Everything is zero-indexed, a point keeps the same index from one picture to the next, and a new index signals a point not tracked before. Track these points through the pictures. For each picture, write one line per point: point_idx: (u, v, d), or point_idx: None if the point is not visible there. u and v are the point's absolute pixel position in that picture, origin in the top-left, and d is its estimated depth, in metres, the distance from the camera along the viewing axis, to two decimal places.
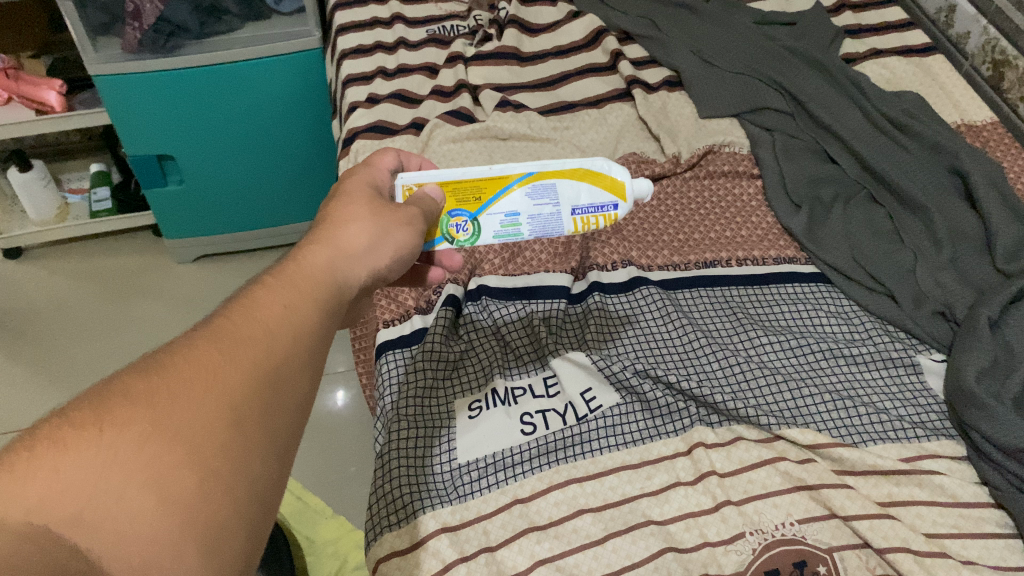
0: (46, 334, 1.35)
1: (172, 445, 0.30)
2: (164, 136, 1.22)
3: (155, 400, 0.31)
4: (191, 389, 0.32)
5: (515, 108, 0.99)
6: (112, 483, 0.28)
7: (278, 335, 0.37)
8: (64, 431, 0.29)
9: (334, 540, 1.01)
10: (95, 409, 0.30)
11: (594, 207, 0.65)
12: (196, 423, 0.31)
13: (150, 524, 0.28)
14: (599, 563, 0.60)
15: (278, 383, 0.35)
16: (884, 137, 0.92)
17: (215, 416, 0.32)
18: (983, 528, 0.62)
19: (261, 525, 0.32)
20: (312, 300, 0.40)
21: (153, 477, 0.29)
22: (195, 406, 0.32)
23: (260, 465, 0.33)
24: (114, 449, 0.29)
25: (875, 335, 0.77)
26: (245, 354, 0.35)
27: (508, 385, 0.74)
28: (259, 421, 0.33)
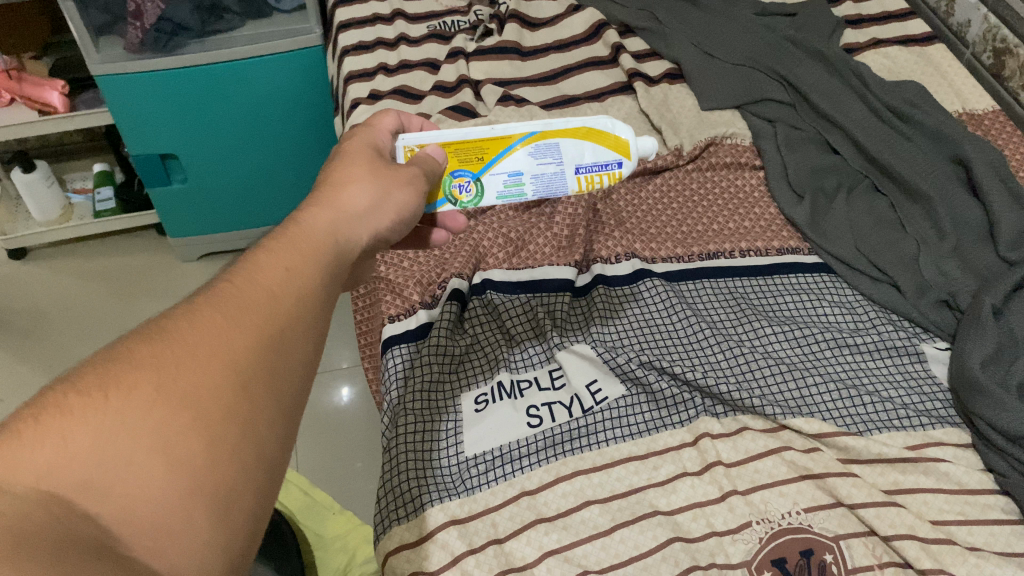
0: (53, 333, 1.36)
1: (178, 409, 0.30)
2: (167, 132, 1.21)
3: (161, 365, 0.31)
4: (197, 356, 0.32)
5: (516, 102, 1.00)
6: (120, 448, 0.28)
7: (282, 312, 0.36)
8: (70, 397, 0.29)
9: (343, 534, 1.02)
10: (100, 375, 0.30)
11: (598, 165, 0.66)
12: (202, 387, 0.31)
13: (158, 489, 0.28)
14: (607, 553, 0.61)
15: (283, 352, 0.35)
16: (886, 127, 0.92)
17: (224, 382, 0.32)
18: (989, 515, 0.62)
19: (270, 487, 0.32)
20: (319, 279, 0.40)
21: (160, 442, 0.29)
22: (201, 368, 0.32)
23: (267, 430, 0.33)
24: (119, 414, 0.29)
25: (878, 323, 0.77)
26: (251, 318, 0.35)
27: (513, 378, 0.74)
28: (265, 385, 0.33)
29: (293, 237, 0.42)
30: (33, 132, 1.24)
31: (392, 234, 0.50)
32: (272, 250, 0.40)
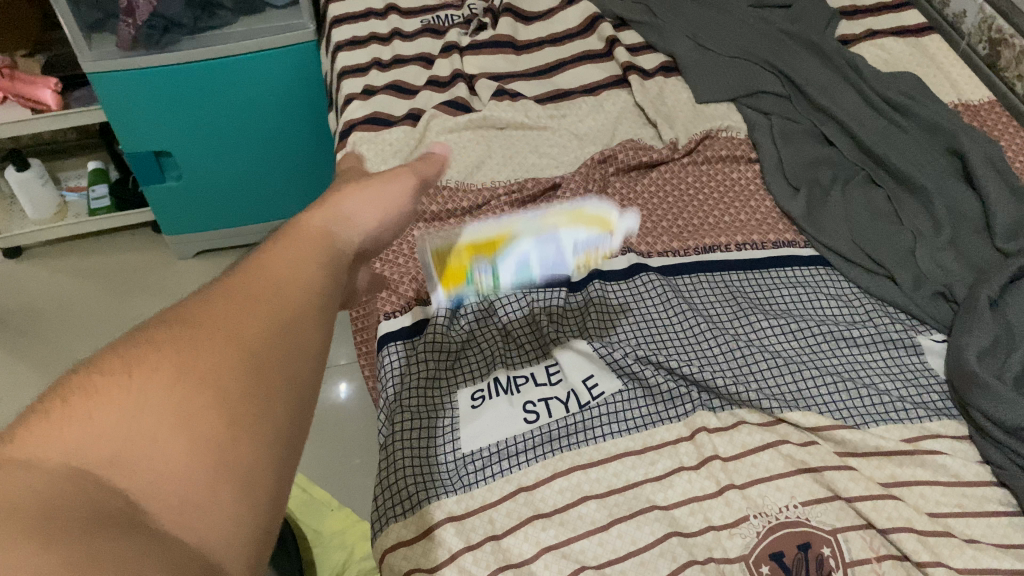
0: (48, 332, 1.35)
1: (197, 388, 0.31)
2: (165, 131, 1.21)
3: (179, 352, 0.32)
4: (213, 339, 0.33)
5: (511, 97, 1.00)
6: (145, 425, 0.29)
7: (294, 298, 0.37)
8: (94, 383, 0.30)
9: (341, 532, 1.02)
10: (122, 361, 0.31)
11: None
12: (220, 367, 0.32)
13: (182, 463, 0.29)
14: (605, 549, 0.61)
15: (293, 335, 0.35)
16: (882, 119, 0.92)
17: (240, 361, 0.32)
18: (985, 507, 0.62)
19: (291, 461, 0.32)
20: (318, 266, 0.40)
21: (183, 419, 0.30)
22: (218, 351, 0.32)
23: (287, 408, 0.33)
24: (143, 393, 0.30)
25: (875, 315, 0.77)
26: (262, 304, 0.35)
27: (510, 374, 0.74)
28: (282, 365, 0.34)
29: (290, 233, 0.42)
30: (26, 129, 1.24)
31: (401, 227, 0.50)
32: (271, 248, 0.40)
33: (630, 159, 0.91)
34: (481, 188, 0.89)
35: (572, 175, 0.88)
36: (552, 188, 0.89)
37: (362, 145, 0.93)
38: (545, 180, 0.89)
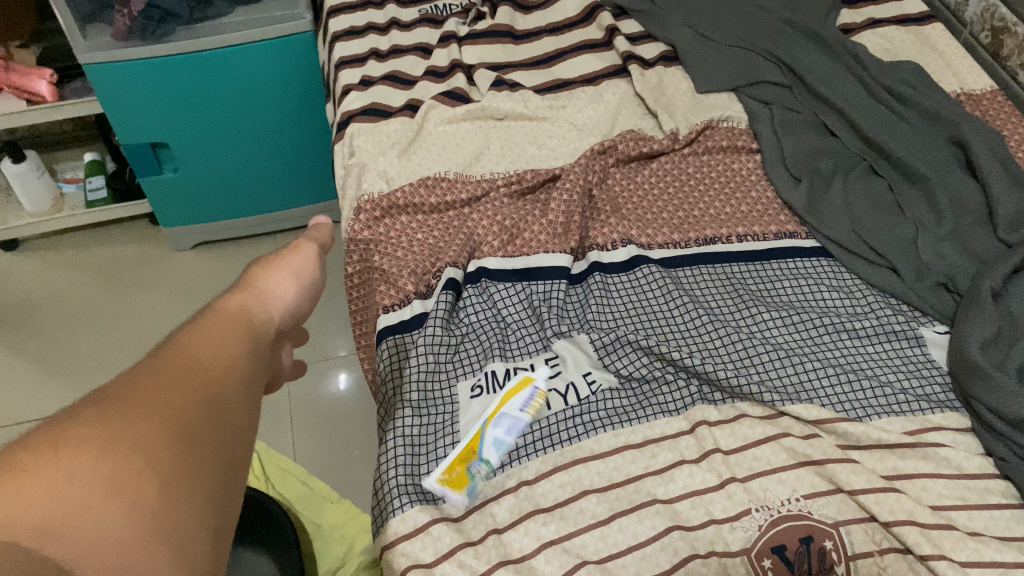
0: (45, 326, 1.35)
1: (130, 457, 0.32)
2: (160, 122, 1.20)
3: (108, 421, 0.33)
4: (140, 411, 0.34)
5: (510, 87, 0.99)
6: (77, 495, 0.31)
7: (217, 369, 0.39)
8: (20, 454, 0.31)
9: (341, 525, 1.02)
10: (50, 434, 0.32)
11: None
12: (150, 437, 0.34)
13: (114, 532, 0.30)
14: (606, 543, 0.61)
15: (217, 406, 0.37)
16: (883, 108, 0.92)
17: (167, 431, 0.34)
18: (989, 499, 0.62)
19: (221, 521, 0.34)
20: (241, 348, 0.41)
21: (114, 486, 0.31)
22: (144, 424, 0.34)
23: (217, 475, 0.35)
24: (71, 467, 0.31)
25: (877, 308, 0.76)
26: (187, 377, 0.37)
27: (509, 366, 0.73)
28: (209, 433, 0.36)
29: None
30: (21, 121, 1.23)
31: None
32: None
33: (630, 150, 0.90)
34: (480, 180, 0.88)
35: (572, 165, 0.88)
36: (551, 180, 0.89)
37: (360, 136, 0.92)
38: (544, 172, 0.88)
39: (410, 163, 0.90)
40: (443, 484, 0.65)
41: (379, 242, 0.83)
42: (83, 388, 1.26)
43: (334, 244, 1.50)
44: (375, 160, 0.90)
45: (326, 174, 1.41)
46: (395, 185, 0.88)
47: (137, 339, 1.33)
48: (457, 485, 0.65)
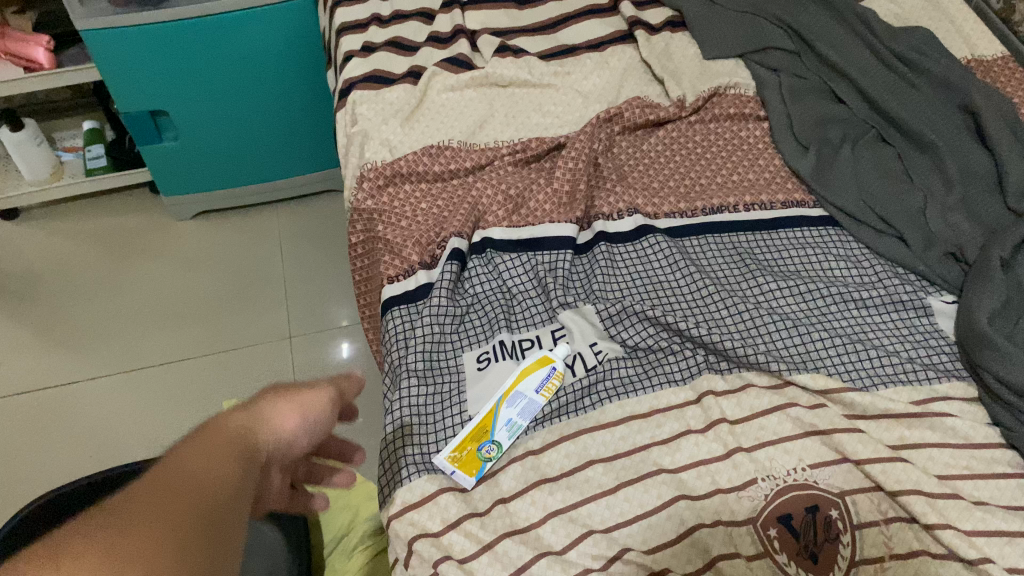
0: (48, 295, 1.34)
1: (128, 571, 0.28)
2: (161, 88, 1.19)
3: (103, 538, 0.29)
4: (142, 524, 0.30)
5: (514, 53, 0.97)
6: None
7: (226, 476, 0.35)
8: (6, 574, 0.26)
9: (346, 494, 1.06)
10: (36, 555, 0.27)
11: None
12: (154, 550, 0.29)
13: None
14: (612, 512, 0.61)
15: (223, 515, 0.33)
16: (892, 75, 0.90)
17: (171, 543, 0.30)
18: (995, 469, 0.62)
19: None
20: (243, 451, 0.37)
21: None
22: (147, 535, 0.29)
23: None
24: None
25: (884, 277, 0.76)
26: (191, 484, 0.33)
27: (515, 338, 0.73)
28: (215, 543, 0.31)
29: None
30: (18, 89, 1.21)
31: None
32: None
33: (636, 118, 0.89)
34: (483, 148, 0.87)
35: (577, 133, 0.87)
36: (557, 148, 0.88)
37: (362, 104, 0.91)
38: (549, 140, 0.87)
39: (413, 130, 0.89)
40: (452, 463, 0.64)
41: (382, 212, 0.82)
42: (85, 358, 1.26)
43: (336, 213, 1.49)
44: (378, 128, 0.89)
45: (327, 142, 1.40)
46: (399, 154, 0.87)
47: (138, 308, 1.33)
48: (465, 466, 0.64)
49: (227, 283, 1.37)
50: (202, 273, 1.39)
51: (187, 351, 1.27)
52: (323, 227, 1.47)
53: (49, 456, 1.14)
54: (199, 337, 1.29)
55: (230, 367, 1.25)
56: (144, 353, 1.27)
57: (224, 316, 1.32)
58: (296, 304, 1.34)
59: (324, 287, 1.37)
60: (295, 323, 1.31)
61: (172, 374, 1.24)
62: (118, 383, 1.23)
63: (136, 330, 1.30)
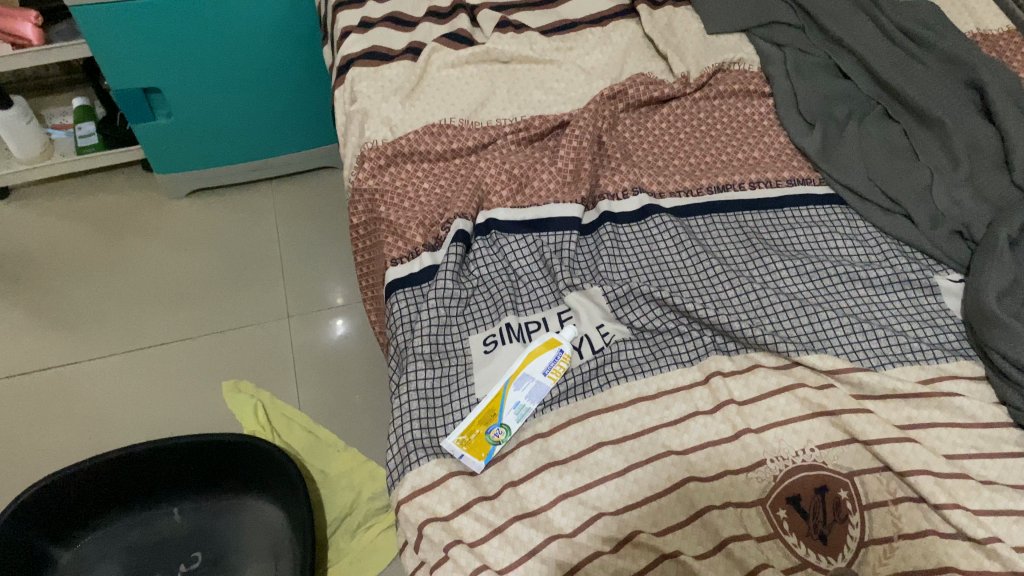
0: (42, 274, 1.33)
1: None
2: (151, 62, 1.16)
3: None
4: None
5: (515, 29, 0.96)
6: None
7: None
8: None
9: (348, 472, 1.07)
10: None
11: None
12: None
13: None
14: (622, 494, 0.61)
15: None
16: (898, 50, 0.89)
17: None
18: (1002, 448, 0.62)
19: None
20: None
21: None
22: None
23: None
24: None
25: (890, 256, 0.76)
26: None
27: (521, 320, 0.72)
28: None
29: None
30: (8, 66, 1.19)
31: None
32: None
33: (640, 95, 0.88)
34: (486, 126, 0.86)
35: (581, 111, 0.86)
36: (560, 126, 0.87)
37: (361, 81, 0.90)
38: (553, 118, 0.86)
39: (414, 108, 0.87)
40: (460, 446, 0.65)
41: (384, 192, 0.81)
42: (81, 338, 1.25)
43: (333, 191, 1.48)
44: (378, 106, 0.87)
45: (322, 117, 1.38)
46: (400, 132, 0.85)
47: (135, 288, 1.32)
48: (474, 449, 0.65)
49: (223, 261, 1.36)
50: (198, 252, 1.38)
51: (184, 332, 1.26)
52: (320, 205, 1.45)
53: (46, 437, 1.13)
54: (196, 317, 1.28)
55: (228, 346, 1.24)
56: (140, 332, 1.26)
57: (221, 295, 1.31)
58: (293, 282, 1.33)
59: (321, 265, 1.36)
60: (292, 302, 1.30)
61: (170, 354, 1.23)
62: (115, 364, 1.22)
63: (132, 310, 1.29)
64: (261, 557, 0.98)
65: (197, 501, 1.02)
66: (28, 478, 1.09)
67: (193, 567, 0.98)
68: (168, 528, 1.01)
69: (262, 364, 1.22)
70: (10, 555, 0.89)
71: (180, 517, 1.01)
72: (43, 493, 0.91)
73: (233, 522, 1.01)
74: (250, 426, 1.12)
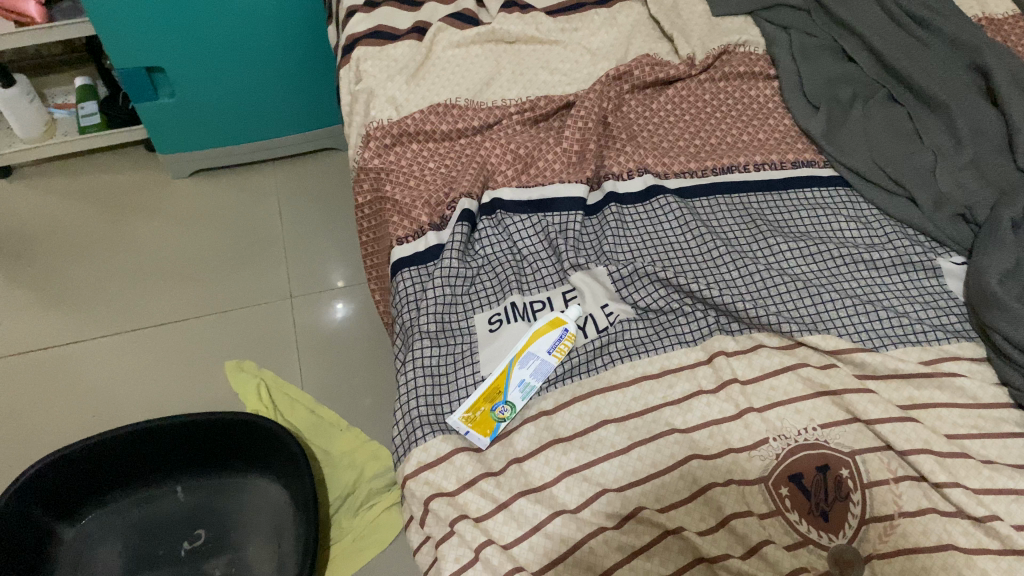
0: (44, 254, 1.33)
1: None
2: (154, 40, 1.16)
3: None
4: None
5: (521, 9, 0.96)
6: None
7: None
8: None
9: (350, 452, 1.08)
10: None
11: None
12: None
13: None
14: (625, 471, 0.61)
15: None
16: (903, 33, 0.89)
17: None
18: (1002, 428, 0.62)
19: None
20: None
21: None
22: None
23: None
24: None
25: (894, 238, 0.76)
26: None
27: (526, 299, 0.73)
28: None
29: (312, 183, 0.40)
30: (11, 44, 1.19)
31: None
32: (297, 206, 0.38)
33: (645, 76, 0.88)
34: (492, 106, 0.86)
35: (586, 92, 0.86)
36: (565, 106, 0.87)
37: (367, 61, 0.90)
38: (558, 98, 0.86)
39: (419, 87, 0.87)
40: (466, 423, 0.65)
41: (390, 171, 0.82)
42: (85, 318, 1.25)
43: (336, 172, 1.48)
44: (384, 86, 0.87)
45: (326, 98, 1.38)
46: (405, 112, 0.86)
47: (137, 268, 1.32)
48: (480, 426, 0.65)
49: (225, 242, 1.36)
50: (200, 232, 1.38)
51: (187, 311, 1.26)
52: (323, 186, 1.45)
53: (50, 415, 1.14)
54: (199, 297, 1.28)
55: (231, 326, 1.24)
56: (142, 312, 1.26)
57: (223, 276, 1.31)
58: (296, 262, 1.33)
59: (323, 246, 1.36)
60: (294, 283, 1.30)
61: (174, 334, 1.23)
62: (119, 342, 1.22)
63: (134, 289, 1.29)
64: (263, 535, 0.99)
65: (200, 478, 1.03)
66: (31, 455, 1.09)
67: (197, 544, 0.98)
68: (171, 506, 1.01)
69: (265, 344, 1.22)
70: (16, 530, 0.90)
71: (183, 495, 1.02)
72: (49, 469, 0.92)
73: (236, 499, 1.02)
74: (253, 406, 1.12)
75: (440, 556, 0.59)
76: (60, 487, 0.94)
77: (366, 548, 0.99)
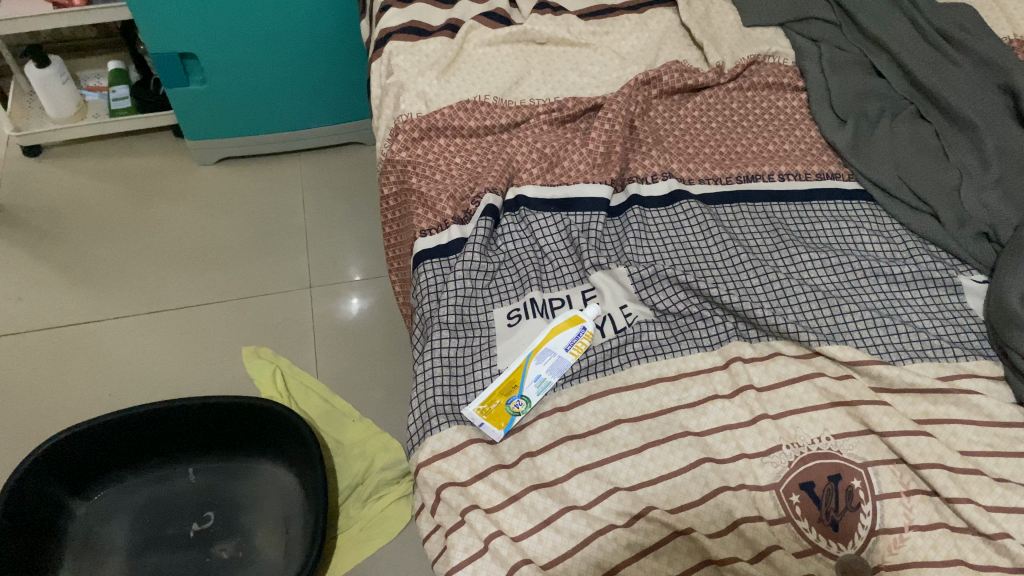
0: (68, 232, 1.34)
1: None
2: (188, 25, 1.17)
3: None
4: None
5: (553, 10, 0.97)
6: None
7: None
8: None
9: (361, 442, 1.08)
10: None
11: None
12: None
13: None
14: (637, 471, 0.62)
15: None
16: (934, 51, 0.89)
17: None
18: (1018, 447, 0.62)
19: None
20: None
21: None
22: None
23: None
24: None
25: (915, 254, 0.76)
26: None
27: (546, 296, 0.73)
28: None
29: None
30: (48, 24, 1.21)
31: None
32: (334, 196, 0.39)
33: (674, 82, 0.89)
34: (519, 105, 0.87)
35: (615, 94, 0.86)
36: (593, 108, 0.87)
37: (398, 55, 0.90)
38: (586, 100, 0.87)
39: (449, 84, 0.89)
40: (480, 415, 0.66)
41: (417, 164, 0.83)
42: (106, 297, 1.26)
43: (361, 166, 1.49)
44: (414, 80, 0.88)
45: (353, 91, 1.39)
46: (434, 107, 0.87)
47: (159, 252, 1.33)
48: (494, 419, 0.65)
49: (247, 229, 1.37)
50: (224, 219, 1.39)
51: (207, 296, 1.28)
52: (347, 179, 1.47)
53: (66, 390, 1.15)
54: (219, 282, 1.30)
55: (249, 311, 1.26)
56: (161, 295, 1.27)
57: (243, 262, 1.33)
58: (316, 252, 1.35)
59: (343, 238, 1.37)
60: (314, 273, 1.32)
61: (193, 317, 1.24)
62: (139, 323, 1.23)
63: (155, 273, 1.30)
64: (272, 520, 1.00)
65: (212, 461, 1.04)
66: (46, 429, 1.11)
67: (205, 526, 0.99)
68: (182, 487, 1.02)
69: (282, 332, 1.23)
70: (30, 501, 0.91)
71: (195, 478, 1.03)
72: (65, 444, 0.93)
73: (247, 484, 1.03)
74: (267, 392, 1.13)
75: (450, 544, 0.59)
76: (73, 462, 0.95)
77: (373, 538, 1.00)
